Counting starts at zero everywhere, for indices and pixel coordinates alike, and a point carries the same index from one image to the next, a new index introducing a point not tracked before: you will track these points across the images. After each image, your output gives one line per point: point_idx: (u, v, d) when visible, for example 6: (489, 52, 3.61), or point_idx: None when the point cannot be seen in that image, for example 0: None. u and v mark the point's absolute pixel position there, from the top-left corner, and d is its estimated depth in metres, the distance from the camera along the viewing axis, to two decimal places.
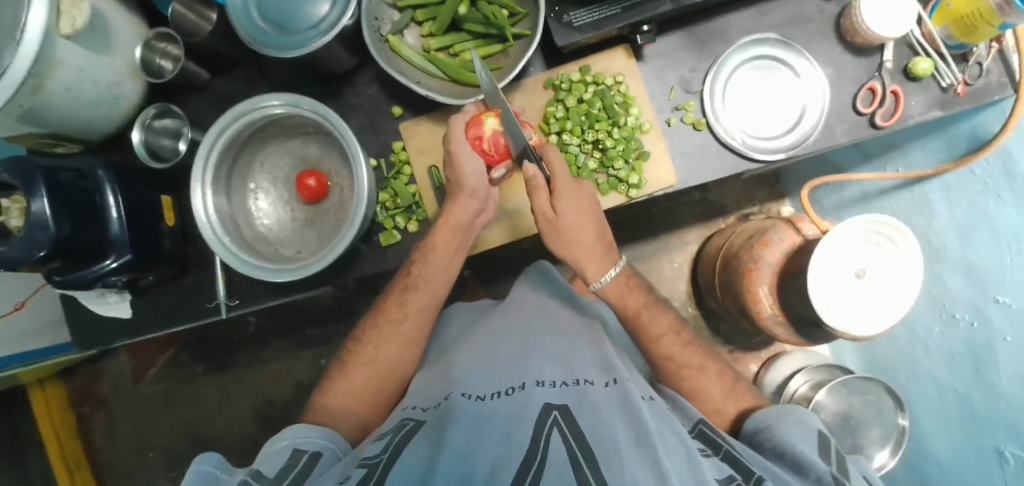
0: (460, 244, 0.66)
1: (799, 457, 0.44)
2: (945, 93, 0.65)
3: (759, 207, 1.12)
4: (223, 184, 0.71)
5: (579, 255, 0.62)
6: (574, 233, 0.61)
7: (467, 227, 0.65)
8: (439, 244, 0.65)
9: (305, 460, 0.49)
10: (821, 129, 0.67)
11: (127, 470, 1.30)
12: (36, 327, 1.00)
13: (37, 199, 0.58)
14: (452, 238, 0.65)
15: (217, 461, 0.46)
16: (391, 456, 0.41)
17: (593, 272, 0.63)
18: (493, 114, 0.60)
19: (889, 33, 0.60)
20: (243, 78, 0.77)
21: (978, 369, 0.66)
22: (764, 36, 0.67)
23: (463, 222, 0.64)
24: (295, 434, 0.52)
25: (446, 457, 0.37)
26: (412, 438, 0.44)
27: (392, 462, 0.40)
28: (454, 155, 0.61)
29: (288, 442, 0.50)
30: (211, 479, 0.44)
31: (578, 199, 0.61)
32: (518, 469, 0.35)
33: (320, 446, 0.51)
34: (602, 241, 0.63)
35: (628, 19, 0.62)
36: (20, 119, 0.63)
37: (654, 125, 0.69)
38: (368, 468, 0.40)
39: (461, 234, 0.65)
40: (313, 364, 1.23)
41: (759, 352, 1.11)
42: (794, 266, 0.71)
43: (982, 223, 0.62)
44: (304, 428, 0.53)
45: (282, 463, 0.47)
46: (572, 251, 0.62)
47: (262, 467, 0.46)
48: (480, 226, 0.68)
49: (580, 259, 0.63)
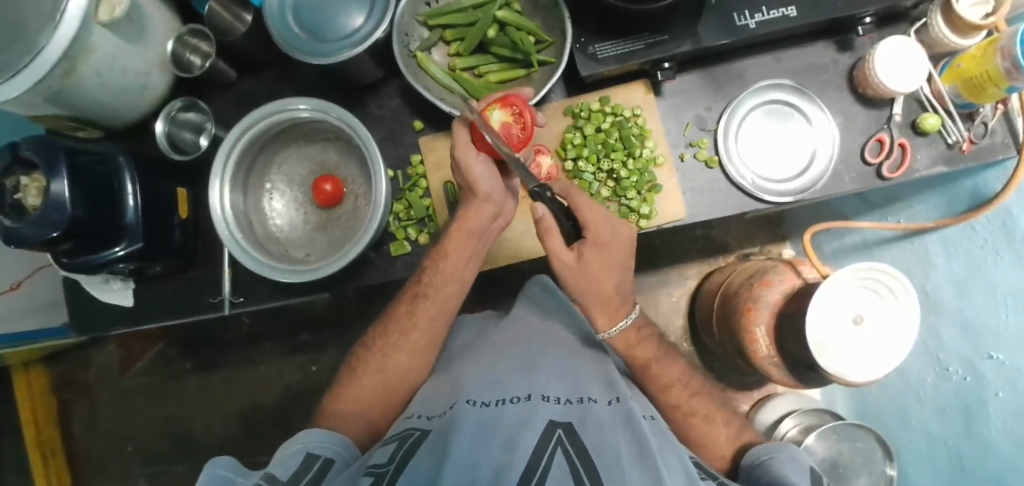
0: (474, 249, 0.65)
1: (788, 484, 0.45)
2: (951, 149, 0.67)
3: (760, 247, 1.13)
4: (241, 182, 0.72)
5: (595, 302, 0.59)
6: (598, 281, 0.58)
7: (482, 232, 0.64)
8: (452, 251, 0.65)
9: (319, 465, 0.49)
10: (830, 176, 0.68)
11: (103, 462, 1.28)
12: (32, 309, 1.00)
13: (57, 180, 0.59)
14: (466, 244, 0.64)
15: (230, 465, 0.47)
16: (398, 465, 0.42)
17: (604, 323, 0.61)
18: (498, 107, 0.63)
19: (901, 87, 0.62)
20: (269, 81, 0.79)
21: (968, 421, 0.67)
22: (780, 82, 0.69)
23: (479, 227, 0.63)
24: (310, 438, 0.52)
25: (451, 468, 0.38)
26: (419, 445, 0.44)
27: (398, 473, 0.41)
28: (465, 161, 0.60)
29: (302, 446, 0.51)
30: (223, 481, 0.45)
31: (607, 250, 0.57)
32: (523, 482, 0.36)
33: (333, 452, 0.52)
34: (620, 294, 0.60)
35: (650, 55, 0.64)
36: (47, 100, 0.64)
37: (667, 159, 0.70)
38: (375, 477, 0.40)
39: (476, 239, 0.64)
40: (303, 369, 1.23)
41: (751, 391, 1.11)
42: (793, 308, 0.72)
43: (980, 279, 0.63)
44: (322, 433, 0.53)
45: (294, 467, 0.47)
46: (587, 296, 0.59)
47: (276, 471, 0.46)
48: (497, 230, 0.66)
49: (593, 308, 0.60)
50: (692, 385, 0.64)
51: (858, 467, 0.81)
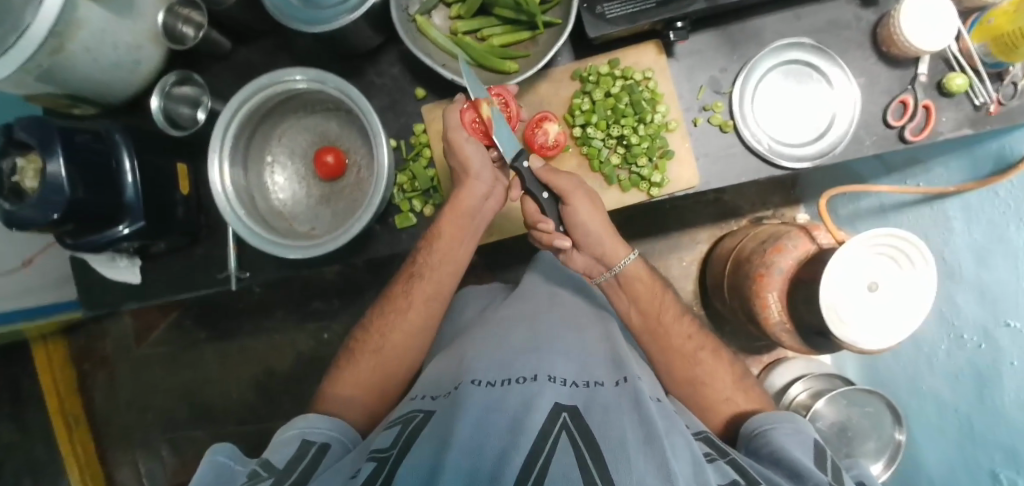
0: (470, 230, 0.66)
1: (796, 466, 0.43)
2: (977, 111, 0.63)
3: (773, 210, 1.11)
4: (240, 156, 0.71)
5: (603, 230, 0.59)
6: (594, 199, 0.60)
7: (476, 211, 0.65)
8: (447, 231, 0.65)
9: (315, 451, 0.49)
10: (850, 139, 0.66)
11: (125, 430, 1.31)
12: (43, 284, 1.00)
13: (53, 161, 0.58)
14: (459, 224, 0.65)
15: (231, 452, 0.47)
16: (402, 449, 0.41)
17: (615, 253, 0.60)
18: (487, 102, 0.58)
19: (926, 45, 0.59)
20: (267, 49, 0.77)
21: (984, 394, 0.66)
22: (799, 41, 0.65)
23: (472, 205, 0.64)
24: (305, 424, 0.53)
25: (454, 454, 0.37)
26: (423, 427, 0.44)
27: (402, 458, 0.40)
28: (454, 141, 0.61)
29: (298, 431, 0.52)
30: (223, 472, 0.45)
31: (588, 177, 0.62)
32: (525, 470, 0.35)
33: (329, 437, 0.52)
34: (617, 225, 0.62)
35: (661, 15, 0.61)
36: (38, 77, 0.62)
37: (680, 124, 0.68)
38: (379, 463, 0.40)
39: (470, 219, 0.65)
40: (316, 337, 1.24)
41: (761, 355, 1.11)
42: (807, 274, 0.70)
43: (1000, 246, 0.61)
44: (320, 419, 0.54)
45: (291, 454, 0.48)
46: (596, 226, 0.59)
47: (273, 457, 0.47)
48: (491, 210, 0.67)
49: (602, 238, 0.60)
50: (704, 339, 0.62)
51: (867, 431, 0.81)
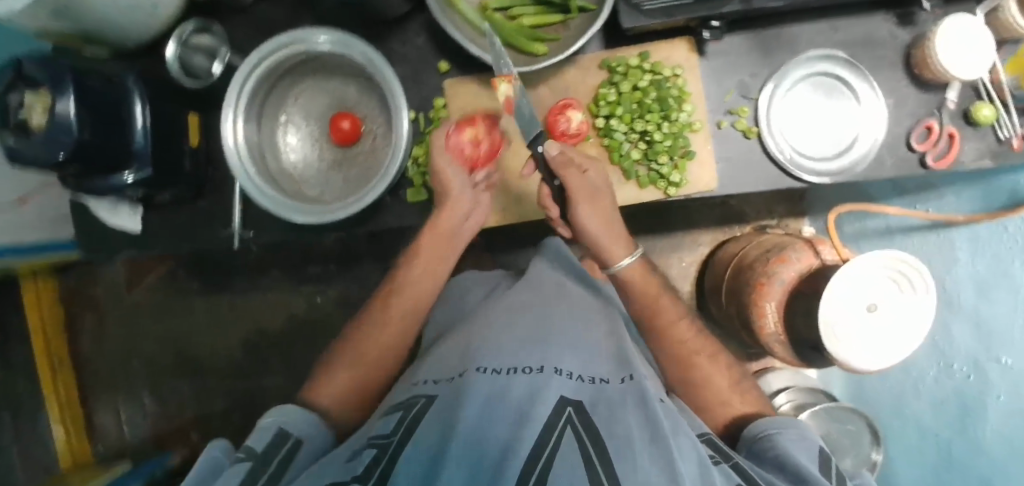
0: (450, 250, 0.67)
1: (801, 471, 0.44)
2: (1000, 144, 0.63)
3: (778, 220, 1.11)
4: (255, 113, 0.69)
5: (603, 234, 0.59)
6: (599, 201, 0.59)
7: (456, 232, 0.66)
8: (425, 250, 0.66)
9: (291, 444, 0.49)
10: (872, 158, 0.65)
11: (110, 376, 1.31)
12: (40, 222, 0.99)
13: (62, 100, 0.56)
14: (440, 242, 0.66)
15: (224, 448, 0.47)
16: (403, 437, 0.42)
17: (615, 255, 0.60)
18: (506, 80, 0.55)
19: (959, 72, 0.58)
20: (290, 6, 0.75)
21: (969, 423, 0.67)
22: (833, 54, 0.65)
23: (453, 227, 0.65)
24: (283, 413, 0.53)
25: (457, 442, 0.37)
26: (426, 413, 0.44)
27: (404, 444, 0.40)
28: (437, 167, 0.62)
29: (275, 420, 0.52)
30: (216, 462, 0.45)
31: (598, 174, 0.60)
32: (529, 459, 0.35)
33: (305, 431, 0.52)
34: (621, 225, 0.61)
35: (696, 12, 0.60)
36: (53, 11, 0.60)
37: (704, 125, 0.67)
38: (378, 451, 0.41)
39: (450, 240, 0.66)
40: (309, 301, 1.24)
41: (749, 362, 1.12)
42: (809, 287, 0.70)
43: (1004, 281, 0.62)
44: (298, 410, 0.54)
45: (268, 441, 0.48)
46: (598, 228, 0.59)
47: (251, 443, 0.48)
48: (471, 231, 0.68)
49: (601, 240, 0.59)
50: (703, 342, 0.62)
51: (846, 448, 0.82)
